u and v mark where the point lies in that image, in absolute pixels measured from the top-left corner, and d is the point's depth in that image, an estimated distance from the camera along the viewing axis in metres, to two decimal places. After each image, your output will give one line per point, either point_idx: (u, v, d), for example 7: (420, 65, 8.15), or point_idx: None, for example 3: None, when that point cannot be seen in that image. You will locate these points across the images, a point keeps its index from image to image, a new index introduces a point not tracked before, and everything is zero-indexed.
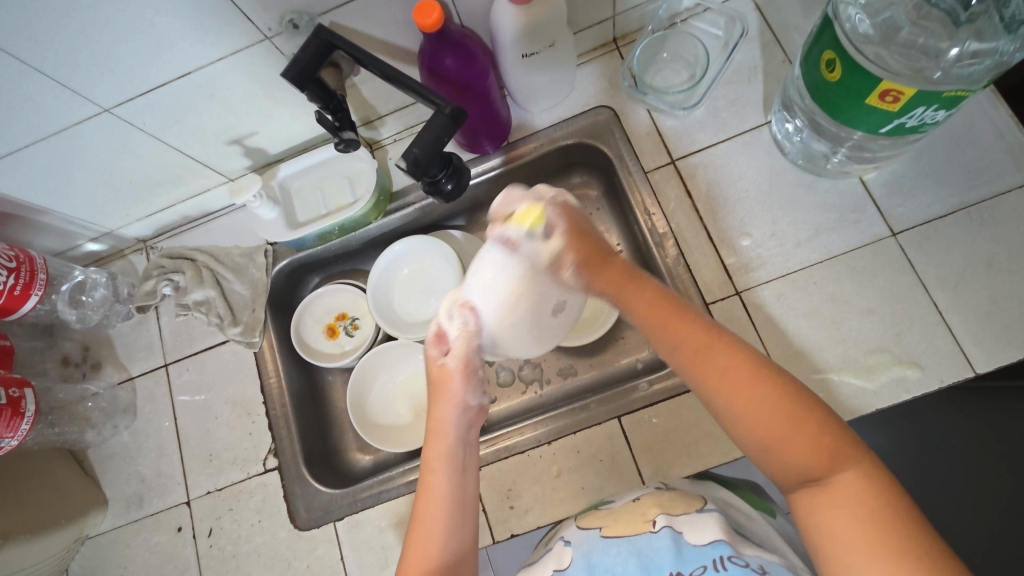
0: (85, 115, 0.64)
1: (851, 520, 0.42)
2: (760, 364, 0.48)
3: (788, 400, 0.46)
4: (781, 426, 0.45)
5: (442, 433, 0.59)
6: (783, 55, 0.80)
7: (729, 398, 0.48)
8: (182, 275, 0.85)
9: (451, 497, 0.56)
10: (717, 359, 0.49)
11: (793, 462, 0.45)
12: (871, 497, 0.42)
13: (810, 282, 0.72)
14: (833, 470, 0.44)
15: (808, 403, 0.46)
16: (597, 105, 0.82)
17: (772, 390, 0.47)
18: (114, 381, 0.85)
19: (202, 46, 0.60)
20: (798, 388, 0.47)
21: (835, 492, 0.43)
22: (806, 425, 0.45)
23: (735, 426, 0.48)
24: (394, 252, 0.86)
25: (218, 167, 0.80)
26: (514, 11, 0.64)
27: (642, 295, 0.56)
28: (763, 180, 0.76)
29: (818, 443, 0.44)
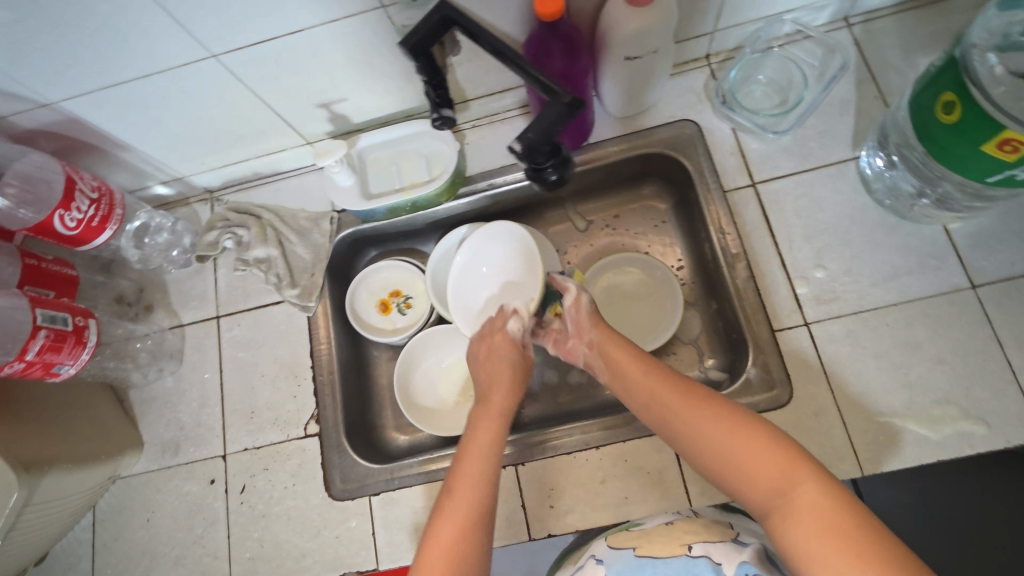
0: (191, 59, 0.63)
1: (813, 530, 0.44)
2: (722, 404, 0.56)
3: (741, 426, 0.53)
4: (737, 446, 0.52)
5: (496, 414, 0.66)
6: (878, 92, 0.79)
7: (695, 435, 0.55)
8: (246, 230, 0.86)
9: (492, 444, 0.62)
10: (680, 400, 0.58)
11: (756, 484, 0.49)
12: (829, 507, 0.45)
13: (881, 323, 0.71)
14: (792, 483, 0.47)
15: (760, 426, 0.52)
16: (682, 117, 0.83)
17: (726, 422, 0.54)
18: (165, 326, 0.86)
19: (322, 6, 0.60)
20: (751, 417, 0.53)
21: (794, 504, 0.46)
22: (756, 441, 0.51)
23: (706, 462, 0.54)
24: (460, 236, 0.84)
25: (300, 128, 0.80)
26: (630, 12, 0.64)
27: (615, 345, 0.67)
28: (844, 214, 0.75)
29: (771, 456, 0.49)
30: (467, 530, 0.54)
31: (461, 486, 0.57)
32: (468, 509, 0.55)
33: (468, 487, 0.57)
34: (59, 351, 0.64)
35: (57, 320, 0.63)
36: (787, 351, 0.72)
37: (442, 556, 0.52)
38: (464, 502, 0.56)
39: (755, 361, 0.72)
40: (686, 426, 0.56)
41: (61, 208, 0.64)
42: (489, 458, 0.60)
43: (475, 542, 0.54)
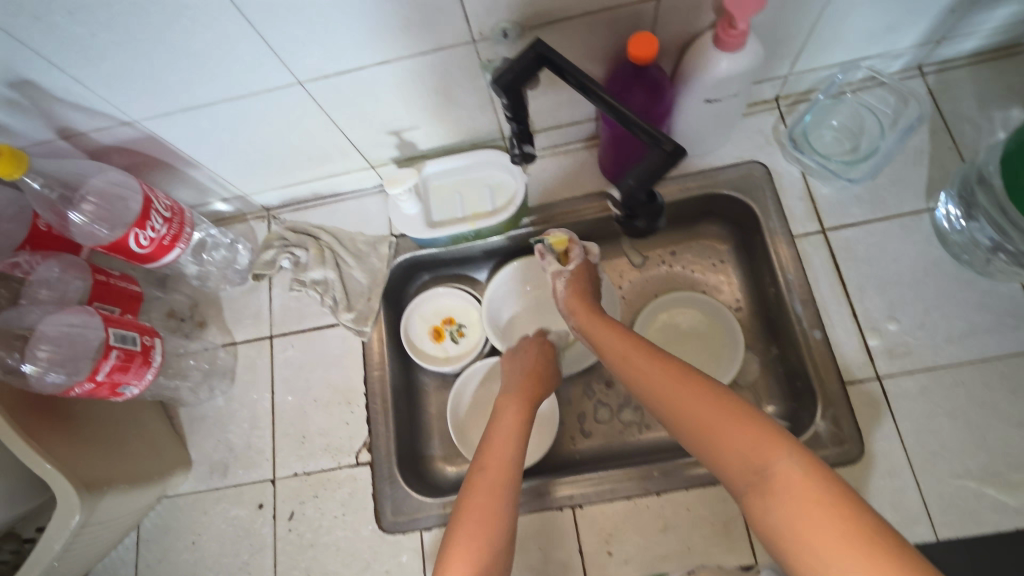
0: (279, 85, 0.63)
1: (786, 507, 0.43)
2: (699, 380, 0.55)
3: (715, 402, 0.51)
4: (709, 420, 0.50)
5: (514, 404, 0.68)
6: (953, 143, 0.78)
7: (673, 410, 0.54)
8: (304, 251, 0.85)
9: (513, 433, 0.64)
10: (661, 376, 0.57)
11: (733, 462, 0.48)
12: (806, 483, 0.43)
13: (956, 381, 0.69)
14: (767, 460, 0.46)
15: (732, 402, 0.51)
16: (750, 159, 0.82)
17: (702, 398, 0.52)
18: (217, 343, 0.85)
19: (415, 41, 0.61)
20: (725, 392, 0.52)
21: (767, 480, 0.45)
22: (731, 416, 0.50)
23: (686, 437, 0.53)
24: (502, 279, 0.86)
25: (367, 153, 0.80)
26: (719, 55, 0.63)
27: (606, 329, 0.67)
28: (918, 267, 0.74)
29: (745, 430, 0.48)
30: (496, 511, 0.55)
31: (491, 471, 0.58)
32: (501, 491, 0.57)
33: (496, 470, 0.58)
34: (126, 371, 0.63)
35: (127, 339, 0.63)
36: (859, 405, 0.70)
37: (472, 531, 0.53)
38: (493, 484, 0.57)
39: (823, 414, 0.70)
40: (666, 401, 0.55)
41: (137, 226, 0.64)
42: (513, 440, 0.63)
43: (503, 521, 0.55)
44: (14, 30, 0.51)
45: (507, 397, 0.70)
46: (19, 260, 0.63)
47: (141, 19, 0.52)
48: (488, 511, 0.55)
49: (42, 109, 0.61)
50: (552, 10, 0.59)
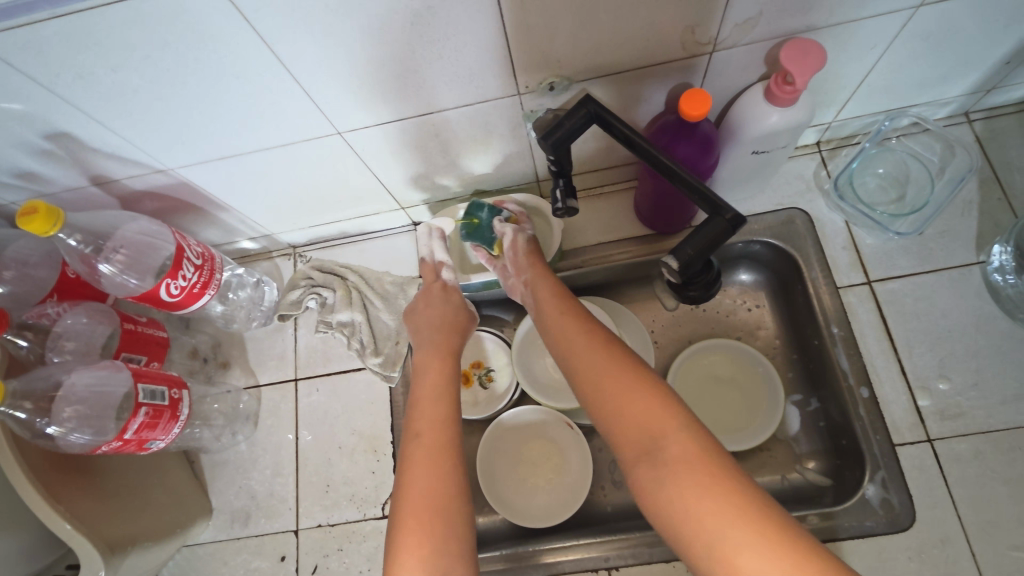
0: (317, 135, 0.62)
1: (674, 479, 0.45)
2: (615, 350, 0.56)
3: (627, 373, 0.52)
4: (617, 391, 0.52)
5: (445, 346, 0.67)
6: (1002, 194, 0.76)
7: (589, 375, 0.55)
8: (331, 291, 0.83)
9: (439, 382, 0.62)
10: (580, 343, 0.58)
11: (631, 430, 0.49)
12: (695, 456, 0.45)
13: (1013, 446, 0.66)
14: (663, 434, 0.47)
15: (642, 375, 0.52)
16: (790, 206, 0.80)
17: (618, 370, 0.53)
18: (241, 385, 0.83)
19: (459, 93, 0.60)
20: (637, 364, 0.53)
21: (660, 454, 0.46)
22: (636, 386, 0.51)
23: (590, 401, 0.54)
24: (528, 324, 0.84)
25: (398, 196, 0.79)
26: (770, 109, 0.61)
27: (542, 287, 0.66)
28: (970, 324, 0.72)
29: (648, 405, 0.49)
30: (436, 485, 0.52)
31: (428, 437, 0.56)
32: (438, 459, 0.54)
33: (433, 431, 0.56)
34: (155, 427, 0.61)
35: (156, 395, 0.61)
36: (909, 469, 0.67)
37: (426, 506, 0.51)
38: (430, 451, 0.54)
39: (873, 477, 0.67)
40: (584, 369, 0.56)
41: (169, 277, 0.63)
42: (444, 390, 0.61)
43: (456, 495, 0.52)
44: (54, 86, 0.51)
45: (428, 351, 0.67)
46: (46, 310, 0.63)
47: (181, 75, 0.51)
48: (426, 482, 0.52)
49: (78, 158, 0.60)
50: (599, 65, 0.58)
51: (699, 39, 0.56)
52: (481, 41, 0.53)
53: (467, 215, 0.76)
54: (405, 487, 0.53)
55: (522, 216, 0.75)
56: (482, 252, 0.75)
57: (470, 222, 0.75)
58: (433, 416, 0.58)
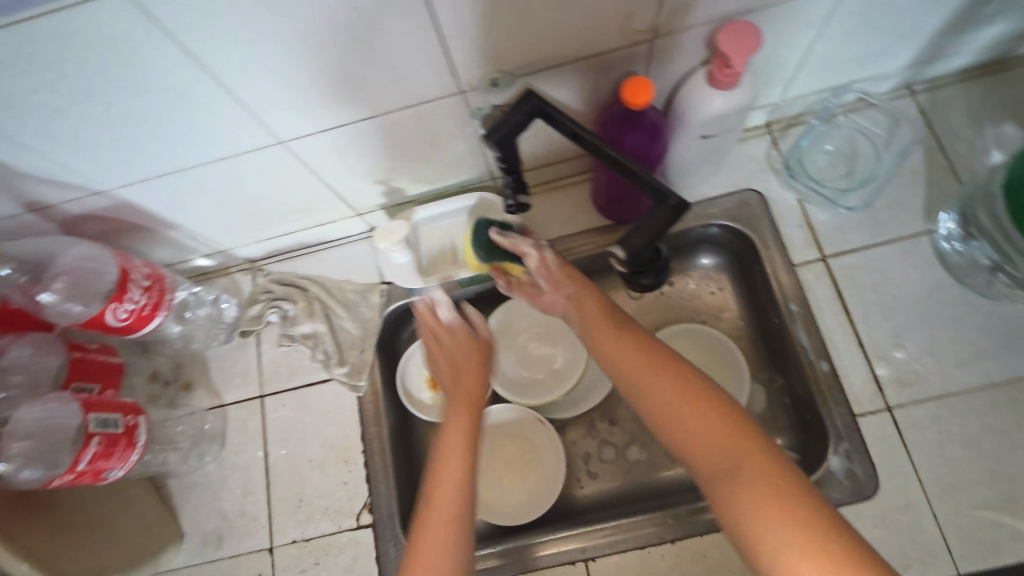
0: (258, 145, 0.61)
1: (756, 500, 0.44)
2: (677, 364, 0.54)
3: (697, 392, 0.51)
4: (687, 407, 0.51)
5: (472, 386, 0.64)
6: (947, 163, 0.78)
7: (652, 387, 0.53)
8: (292, 303, 0.83)
9: (466, 420, 0.60)
10: (635, 354, 0.56)
11: (704, 447, 0.48)
12: (776, 481, 0.45)
13: (969, 408, 0.68)
14: (743, 457, 0.47)
15: (713, 394, 0.51)
16: (744, 188, 0.81)
17: (685, 385, 0.52)
18: (205, 406, 0.81)
19: (400, 95, 0.59)
20: (707, 381, 0.52)
21: (740, 474, 0.46)
22: (711, 408, 0.50)
23: (651, 413, 0.53)
24: (495, 322, 0.85)
25: (353, 202, 0.78)
26: (713, 92, 0.61)
27: (584, 296, 0.64)
28: (923, 292, 0.73)
29: (722, 426, 0.49)
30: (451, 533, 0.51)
31: (446, 480, 0.55)
32: (457, 504, 0.53)
33: (453, 472, 0.55)
34: (110, 457, 0.60)
35: (109, 423, 0.60)
36: (872, 438, 0.69)
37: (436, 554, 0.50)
38: (451, 493, 0.54)
39: (837, 449, 0.68)
40: (644, 382, 0.54)
41: (114, 301, 0.61)
42: (468, 431, 0.59)
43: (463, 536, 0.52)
44: None
45: (455, 387, 0.65)
46: None
47: (107, 91, 0.50)
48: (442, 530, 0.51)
49: (9, 185, 0.58)
50: (541, 58, 0.57)
51: (638, 28, 0.56)
52: (417, 41, 0.52)
53: (477, 235, 0.69)
54: (424, 526, 0.52)
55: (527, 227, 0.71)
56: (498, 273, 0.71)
57: (483, 245, 0.68)
58: (453, 458, 0.56)
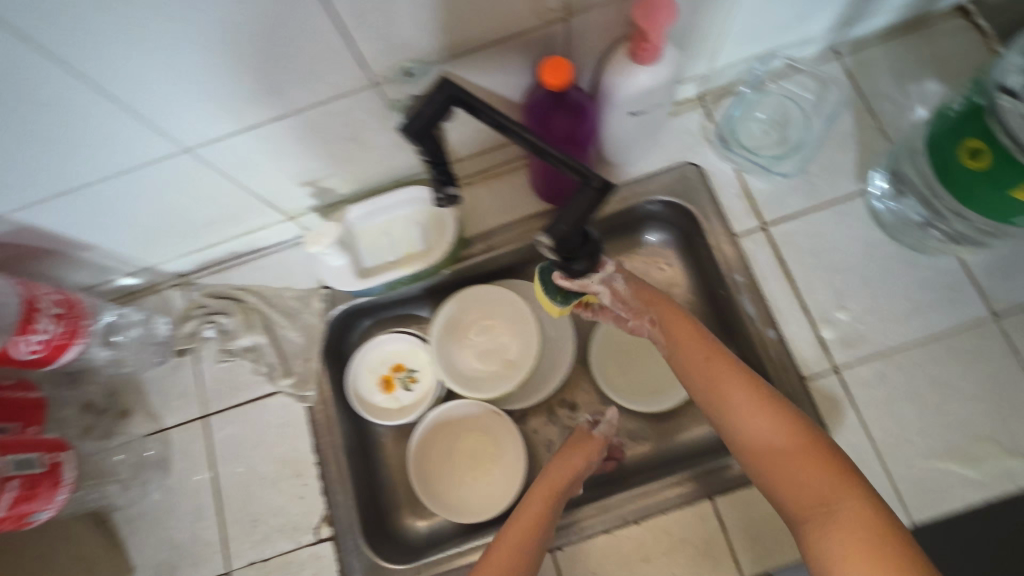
0: (163, 155, 0.57)
1: (849, 541, 0.47)
2: (777, 399, 0.56)
3: (800, 435, 0.54)
4: (787, 448, 0.53)
5: (563, 471, 0.67)
6: (875, 123, 0.78)
7: (746, 419, 0.56)
8: (229, 317, 0.79)
9: (551, 486, 0.66)
10: (728, 385, 0.58)
11: (800, 488, 0.51)
12: (871, 526, 0.47)
13: (911, 362, 0.70)
14: (838, 501, 0.49)
15: (815, 438, 0.53)
16: (683, 161, 0.80)
17: (783, 421, 0.55)
18: (145, 432, 0.77)
19: (310, 90, 0.55)
20: (809, 423, 0.55)
21: (836, 516, 0.49)
22: (812, 453, 0.52)
23: (746, 449, 0.56)
24: (445, 316, 0.81)
25: (282, 207, 0.74)
26: (637, 69, 0.60)
27: (677, 320, 0.64)
28: (860, 252, 0.74)
29: (819, 469, 0.51)
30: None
31: (518, 529, 0.62)
32: (522, 554, 0.60)
33: (527, 521, 0.63)
34: (33, 499, 0.56)
35: (27, 465, 0.56)
36: (820, 400, 0.70)
37: None
38: (518, 542, 0.61)
39: None
40: (738, 414, 0.57)
41: (18, 333, 0.57)
42: (553, 502, 0.65)
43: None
44: None
45: (559, 461, 0.68)
46: None
47: None
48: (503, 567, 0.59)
49: None
50: (454, 43, 0.55)
51: (551, 6, 0.53)
52: (317, 33, 0.49)
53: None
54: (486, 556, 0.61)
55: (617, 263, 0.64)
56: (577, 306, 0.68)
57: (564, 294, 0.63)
58: (531, 513, 0.63)
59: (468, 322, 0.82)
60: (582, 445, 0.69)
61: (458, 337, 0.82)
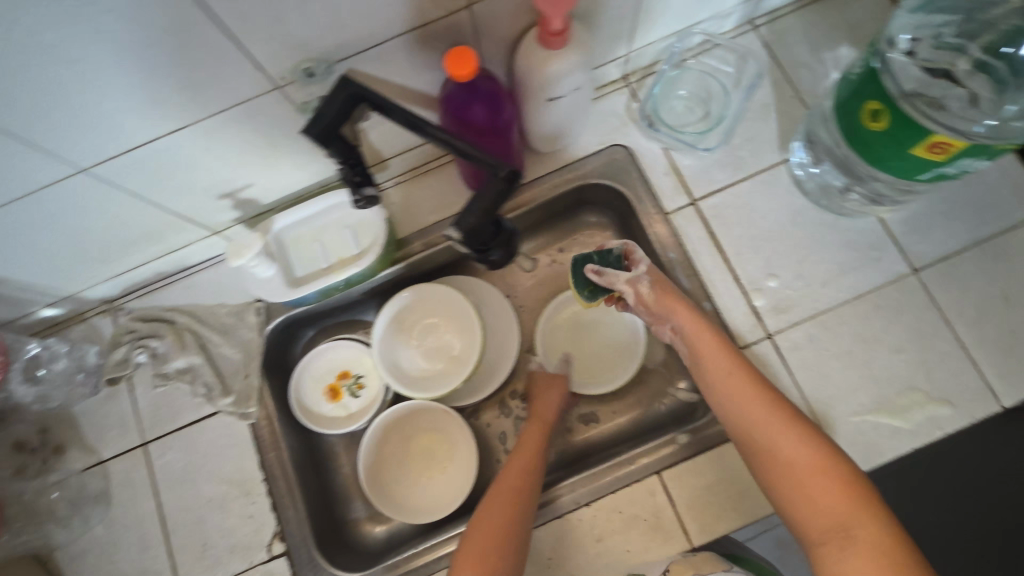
0: (58, 177, 0.55)
1: (863, 562, 0.48)
2: (801, 421, 0.58)
3: (821, 455, 0.55)
4: (807, 469, 0.55)
5: (537, 422, 0.73)
6: (794, 91, 0.79)
7: (771, 437, 0.57)
8: (160, 340, 0.76)
9: (533, 446, 0.70)
10: (751, 401, 0.60)
11: (817, 508, 0.53)
12: (887, 548, 0.48)
13: (839, 322, 0.72)
14: (855, 522, 0.51)
15: (838, 457, 0.55)
16: (611, 143, 0.80)
17: (805, 441, 0.56)
18: (82, 466, 0.75)
19: (204, 99, 0.53)
20: (832, 444, 0.56)
21: (851, 538, 0.50)
22: (830, 473, 0.54)
23: (769, 466, 0.57)
24: (388, 315, 0.79)
25: (203, 221, 0.71)
26: (548, 55, 0.60)
27: (704, 337, 0.65)
28: (786, 219, 0.76)
29: (838, 490, 0.53)
30: (505, 522, 0.61)
31: (506, 481, 0.65)
32: (512, 503, 0.63)
33: (512, 474, 0.66)
34: None
35: None
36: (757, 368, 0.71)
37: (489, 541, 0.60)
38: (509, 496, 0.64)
39: None
40: (762, 433, 0.58)
41: None
42: (533, 456, 0.69)
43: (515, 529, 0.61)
44: None
45: (533, 419, 0.73)
46: None
47: None
48: (495, 519, 0.61)
49: None
50: (353, 40, 0.53)
51: None
52: (200, 38, 0.47)
53: (576, 278, 0.72)
54: (478, 514, 0.63)
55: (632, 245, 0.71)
56: (591, 275, 0.70)
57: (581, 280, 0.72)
58: (516, 469, 0.67)
59: (411, 320, 0.82)
60: (553, 381, 0.77)
61: (401, 336, 0.81)
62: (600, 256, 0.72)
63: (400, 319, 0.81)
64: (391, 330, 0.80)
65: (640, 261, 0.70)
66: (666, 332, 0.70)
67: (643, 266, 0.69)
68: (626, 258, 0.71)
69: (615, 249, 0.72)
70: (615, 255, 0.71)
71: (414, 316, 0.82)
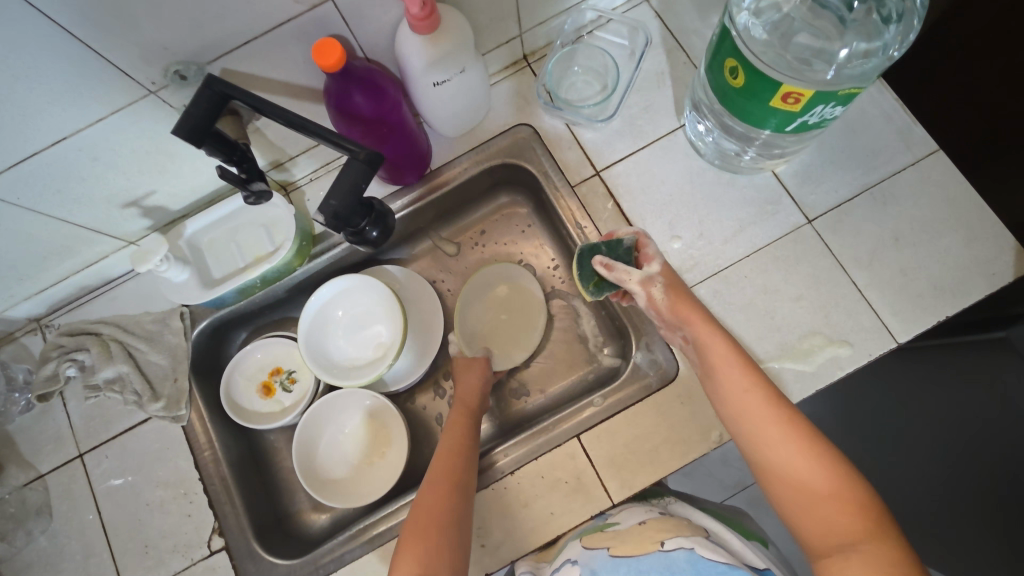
0: None
1: None
2: (814, 434, 0.56)
3: (827, 472, 0.53)
4: (810, 485, 0.53)
5: (464, 412, 0.74)
6: (687, 58, 0.81)
7: (777, 452, 0.56)
8: (87, 352, 0.77)
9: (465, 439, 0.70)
10: (764, 419, 0.57)
11: (827, 529, 0.52)
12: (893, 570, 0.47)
13: (741, 276, 0.75)
14: (859, 543, 0.50)
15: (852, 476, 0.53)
16: (515, 123, 0.82)
17: (815, 457, 0.54)
18: (22, 482, 0.76)
19: (76, 109, 0.55)
20: (844, 461, 0.54)
21: (856, 557, 0.49)
22: (838, 491, 0.52)
23: (773, 478, 0.56)
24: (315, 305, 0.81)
25: (113, 232, 0.73)
26: (421, 40, 0.61)
27: (713, 344, 0.63)
28: (685, 181, 0.78)
29: (847, 512, 0.51)
30: (441, 515, 0.61)
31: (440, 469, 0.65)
32: (445, 495, 0.63)
33: (444, 462, 0.66)
34: None
35: None
36: None
37: (420, 532, 0.59)
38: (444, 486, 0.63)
39: (640, 345, 0.75)
40: (766, 445, 0.56)
41: None
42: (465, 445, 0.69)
43: (447, 521, 0.61)
44: None
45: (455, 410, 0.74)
46: None
47: None
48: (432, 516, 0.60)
49: None
50: (217, 40, 0.55)
51: None
52: (54, 49, 0.49)
53: (583, 270, 0.70)
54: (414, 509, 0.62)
55: (642, 237, 0.71)
56: (603, 267, 0.69)
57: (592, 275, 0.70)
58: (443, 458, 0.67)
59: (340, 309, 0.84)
60: (471, 362, 0.80)
61: (329, 324, 0.83)
62: (609, 247, 0.70)
63: (328, 308, 0.83)
64: (318, 320, 0.82)
65: (653, 258, 0.69)
66: (676, 341, 0.68)
67: (655, 266, 0.69)
68: (636, 253, 0.70)
69: (628, 240, 0.70)
70: (628, 247, 0.70)
71: (342, 305, 0.84)
